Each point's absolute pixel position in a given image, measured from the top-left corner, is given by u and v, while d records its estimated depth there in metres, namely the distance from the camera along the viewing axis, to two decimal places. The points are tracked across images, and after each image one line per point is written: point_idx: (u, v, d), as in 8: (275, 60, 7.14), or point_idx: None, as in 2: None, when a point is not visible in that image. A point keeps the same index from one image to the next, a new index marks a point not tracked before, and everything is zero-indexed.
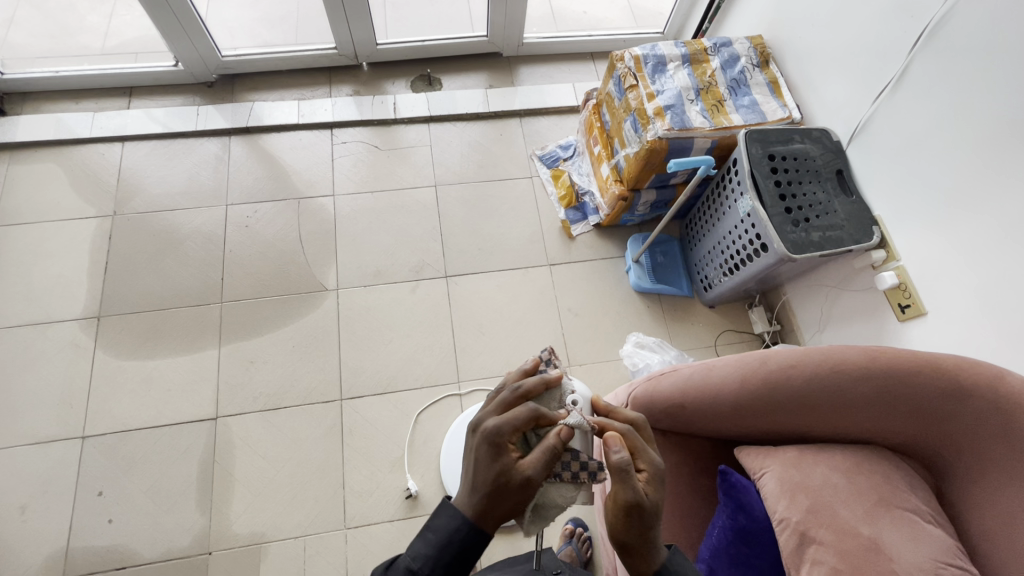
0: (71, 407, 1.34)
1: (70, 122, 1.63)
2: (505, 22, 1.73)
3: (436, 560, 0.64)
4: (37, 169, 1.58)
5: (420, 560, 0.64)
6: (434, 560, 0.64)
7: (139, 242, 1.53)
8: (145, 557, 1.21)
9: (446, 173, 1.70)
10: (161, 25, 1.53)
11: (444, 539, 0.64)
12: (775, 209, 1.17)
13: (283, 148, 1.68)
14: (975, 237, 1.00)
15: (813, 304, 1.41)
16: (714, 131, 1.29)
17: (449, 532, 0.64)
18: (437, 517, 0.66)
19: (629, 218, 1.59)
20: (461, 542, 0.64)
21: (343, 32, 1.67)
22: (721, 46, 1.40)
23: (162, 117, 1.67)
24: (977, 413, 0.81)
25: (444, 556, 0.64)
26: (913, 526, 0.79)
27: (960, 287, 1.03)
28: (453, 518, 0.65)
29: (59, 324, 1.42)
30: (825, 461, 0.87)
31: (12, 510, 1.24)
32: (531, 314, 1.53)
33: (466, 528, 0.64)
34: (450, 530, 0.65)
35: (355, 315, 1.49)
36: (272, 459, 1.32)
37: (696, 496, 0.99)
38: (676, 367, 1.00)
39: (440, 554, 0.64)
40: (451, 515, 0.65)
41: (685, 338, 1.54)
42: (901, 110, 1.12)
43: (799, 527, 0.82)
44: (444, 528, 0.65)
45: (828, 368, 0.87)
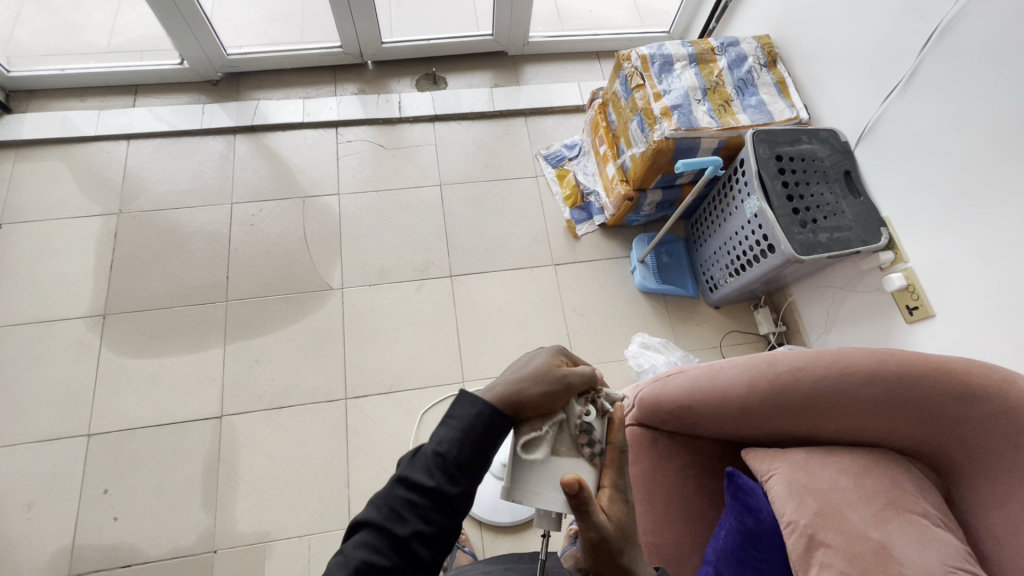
0: (76, 405, 1.34)
1: (76, 120, 1.63)
2: (511, 21, 1.73)
3: (462, 444, 0.64)
4: (43, 167, 1.58)
5: (446, 444, 0.63)
6: (460, 445, 0.63)
7: (144, 240, 1.53)
8: (150, 555, 1.22)
9: (451, 172, 1.69)
10: (167, 23, 1.53)
11: (468, 423, 0.65)
12: (781, 210, 1.17)
13: (288, 147, 1.68)
14: (984, 238, 0.99)
15: (819, 305, 1.41)
16: (722, 131, 1.29)
17: (472, 416, 0.65)
18: (457, 406, 0.66)
19: (635, 218, 1.59)
20: (485, 426, 0.65)
21: (349, 31, 1.67)
22: (728, 46, 1.39)
23: (167, 116, 1.67)
24: (986, 417, 0.81)
25: (471, 439, 0.64)
26: (922, 530, 0.79)
27: (970, 289, 1.03)
28: (472, 404, 0.66)
29: (64, 321, 1.42)
30: (832, 463, 0.87)
31: (18, 507, 1.24)
32: (536, 314, 1.53)
33: (489, 411, 0.66)
34: (472, 414, 0.65)
35: (359, 314, 1.48)
36: (277, 458, 1.32)
37: (703, 499, 0.98)
38: (684, 369, 1.00)
39: (465, 438, 0.64)
40: (471, 400, 0.66)
41: (690, 339, 1.53)
42: (910, 111, 1.11)
43: (807, 530, 0.81)
44: (465, 415, 0.65)
45: (837, 371, 0.87)
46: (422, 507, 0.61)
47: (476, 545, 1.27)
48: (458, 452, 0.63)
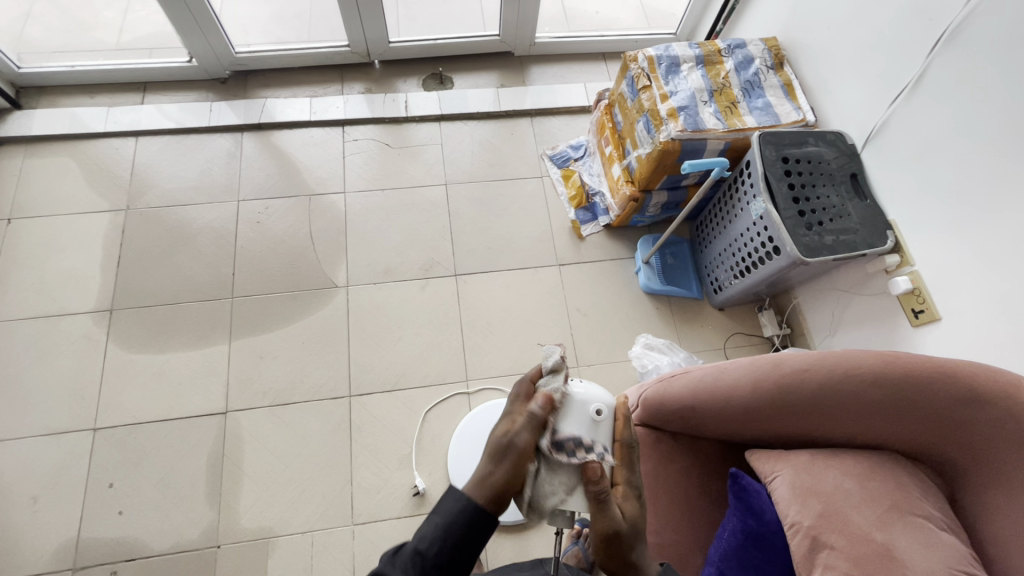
0: (82, 399, 1.35)
1: (85, 117, 1.64)
2: (518, 22, 1.73)
3: (443, 541, 0.61)
4: (52, 163, 1.59)
5: (428, 542, 0.61)
6: (440, 543, 0.61)
7: (151, 236, 1.54)
8: (154, 549, 1.22)
9: (457, 171, 1.70)
10: (176, 21, 1.54)
11: (449, 522, 0.62)
12: (787, 212, 1.17)
13: (295, 145, 1.69)
14: (991, 242, 0.99)
15: (824, 308, 1.40)
16: (728, 133, 1.29)
17: (454, 514, 0.62)
18: (443, 501, 0.63)
19: (640, 219, 1.59)
20: (468, 523, 0.62)
21: (356, 30, 1.68)
22: (735, 48, 1.39)
23: (175, 113, 1.68)
24: (992, 421, 0.81)
25: (452, 538, 0.61)
26: (926, 533, 0.78)
27: (976, 293, 1.03)
28: (453, 500, 0.63)
29: (72, 316, 1.43)
30: (837, 465, 0.87)
31: (23, 500, 1.25)
32: (540, 313, 1.53)
33: (470, 509, 0.62)
34: (455, 511, 0.62)
35: (364, 312, 1.49)
36: (281, 454, 1.32)
37: (706, 499, 0.98)
38: (688, 370, 1.00)
39: (447, 536, 0.61)
40: (455, 495, 0.63)
41: (695, 340, 1.53)
42: (917, 114, 1.11)
43: (811, 531, 0.81)
44: (449, 510, 0.62)
45: (842, 372, 0.87)
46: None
47: None
48: (438, 551, 0.61)
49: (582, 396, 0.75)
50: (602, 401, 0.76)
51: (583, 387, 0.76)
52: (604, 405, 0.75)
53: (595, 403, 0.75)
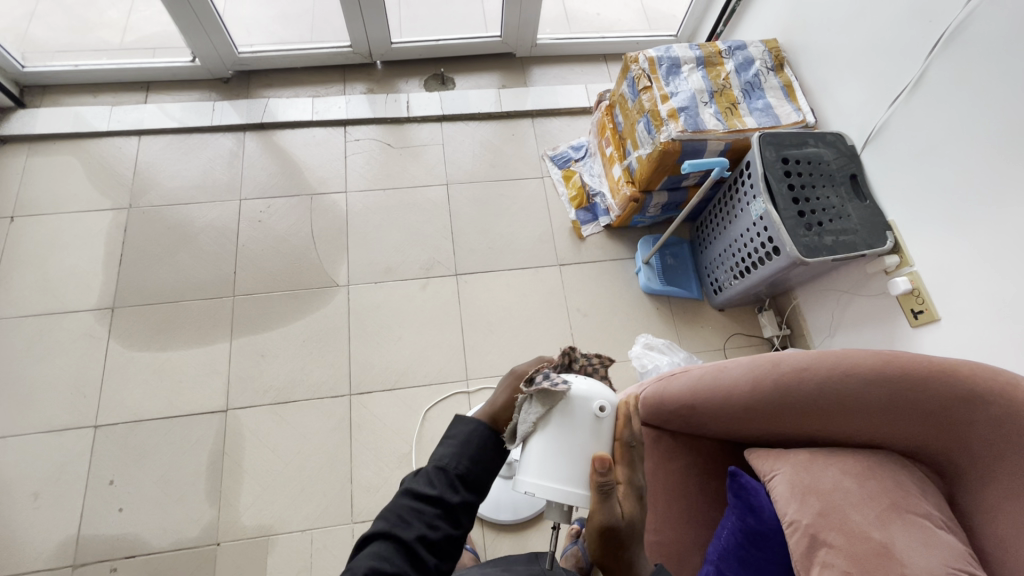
0: (84, 397, 1.35)
1: (88, 116, 1.65)
2: (519, 23, 1.74)
3: (462, 456, 0.69)
4: (56, 162, 1.60)
5: (447, 459, 0.68)
6: (460, 457, 0.69)
7: (154, 234, 1.54)
8: (154, 546, 1.22)
9: (458, 171, 1.70)
10: (180, 21, 1.55)
11: (466, 440, 0.70)
12: (787, 213, 1.17)
13: (297, 145, 1.69)
14: (990, 242, 0.99)
15: (824, 309, 1.41)
16: (728, 134, 1.29)
17: (470, 433, 0.70)
18: (454, 427, 0.71)
19: (640, 219, 1.59)
20: (482, 439, 0.70)
21: (358, 31, 1.69)
22: (736, 49, 1.40)
23: (178, 112, 1.69)
24: (991, 420, 0.81)
25: (470, 451, 0.69)
26: (925, 531, 0.79)
27: (976, 293, 1.03)
28: (468, 423, 0.71)
29: (73, 314, 1.43)
30: (836, 464, 0.87)
31: (24, 497, 1.25)
32: (540, 313, 1.54)
33: (483, 428, 0.71)
34: (469, 431, 0.71)
35: (365, 311, 1.49)
36: (281, 452, 1.33)
37: (705, 498, 0.98)
38: (687, 368, 1.01)
39: (465, 451, 0.69)
40: (468, 420, 0.72)
41: (695, 341, 1.54)
42: (917, 114, 1.11)
43: (809, 530, 0.82)
44: (463, 431, 0.71)
45: (841, 371, 0.87)
46: (427, 513, 0.64)
47: (478, 542, 1.27)
48: (459, 464, 0.68)
49: (585, 391, 0.75)
50: (605, 397, 0.75)
51: (586, 383, 0.76)
52: (608, 402, 0.75)
53: (598, 400, 0.74)
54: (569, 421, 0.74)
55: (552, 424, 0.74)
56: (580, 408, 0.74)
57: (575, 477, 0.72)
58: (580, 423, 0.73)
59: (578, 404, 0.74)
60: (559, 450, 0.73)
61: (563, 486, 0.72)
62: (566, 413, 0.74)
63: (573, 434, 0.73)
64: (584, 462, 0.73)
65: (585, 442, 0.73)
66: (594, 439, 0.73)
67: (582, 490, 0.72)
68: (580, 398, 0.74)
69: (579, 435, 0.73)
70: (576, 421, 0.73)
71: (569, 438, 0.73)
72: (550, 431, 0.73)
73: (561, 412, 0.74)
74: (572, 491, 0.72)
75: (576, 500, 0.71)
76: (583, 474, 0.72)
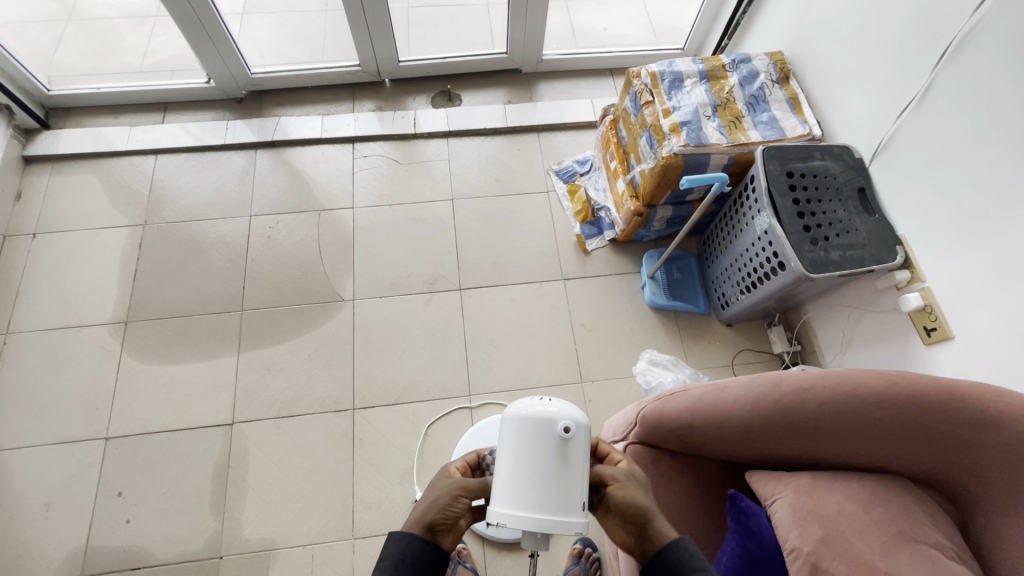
0: (96, 409, 1.39)
1: (109, 135, 1.72)
2: (525, 39, 1.76)
3: None
4: (78, 181, 1.66)
5: None
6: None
7: (167, 250, 1.59)
8: (159, 558, 1.24)
9: (464, 186, 1.72)
10: (195, 44, 1.60)
11: (398, 563, 0.66)
12: (793, 228, 1.15)
13: (306, 162, 1.73)
14: (1004, 256, 0.96)
15: (834, 325, 1.37)
16: (731, 147, 1.28)
17: (403, 553, 0.67)
18: (386, 546, 0.68)
19: (645, 233, 1.58)
20: (416, 557, 0.67)
21: (367, 50, 1.72)
22: (739, 62, 1.39)
23: (194, 131, 1.75)
24: (1003, 445, 0.78)
25: (403, 572, 0.66)
26: (933, 562, 0.75)
27: (990, 311, 0.99)
28: (398, 542, 0.68)
29: (88, 328, 1.47)
30: (840, 489, 0.83)
31: (36, 507, 1.28)
32: (544, 328, 1.53)
33: (416, 541, 0.68)
34: (401, 549, 0.67)
35: (369, 325, 1.51)
36: (284, 466, 1.34)
37: (706, 521, 0.95)
38: (687, 387, 0.98)
39: (398, 573, 0.66)
40: (399, 536, 0.68)
41: (702, 357, 1.51)
42: (926, 126, 1.08)
43: (811, 558, 0.78)
44: (393, 551, 0.67)
45: (843, 393, 0.84)
46: None
47: (479, 562, 1.26)
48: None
49: (553, 413, 0.74)
50: (573, 419, 0.74)
51: (557, 406, 0.75)
52: (574, 423, 0.73)
53: (563, 421, 0.72)
54: (535, 445, 0.73)
55: (518, 450, 0.73)
56: (547, 429, 0.73)
57: (544, 501, 0.70)
58: (542, 445, 0.72)
59: (544, 425, 0.73)
60: (526, 475, 0.71)
61: (532, 513, 0.69)
62: (534, 437, 0.73)
63: (538, 457, 0.72)
64: (554, 487, 0.70)
65: (553, 465, 0.71)
66: (561, 462, 0.71)
67: (553, 515, 0.69)
68: (542, 419, 0.73)
69: (546, 458, 0.71)
70: (542, 443, 0.72)
71: (535, 462, 0.72)
72: (517, 457, 0.73)
73: (526, 436, 0.73)
74: (542, 517, 0.69)
75: (547, 527, 0.69)
76: (553, 499, 0.70)
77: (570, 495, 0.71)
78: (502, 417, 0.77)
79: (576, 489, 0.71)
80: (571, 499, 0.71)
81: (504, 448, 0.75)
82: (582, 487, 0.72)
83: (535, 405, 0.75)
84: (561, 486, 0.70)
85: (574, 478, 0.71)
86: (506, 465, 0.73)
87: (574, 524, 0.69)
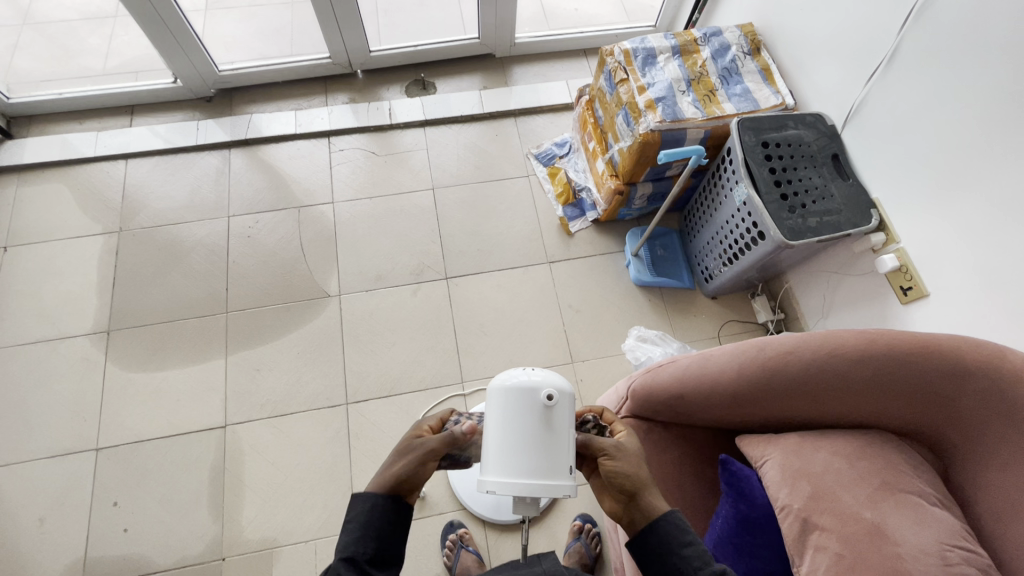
0: (84, 420, 1.37)
1: (76, 142, 1.67)
2: (496, 23, 1.74)
3: (368, 538, 0.67)
4: (46, 190, 1.62)
5: (352, 545, 0.65)
6: (364, 541, 0.66)
7: (145, 255, 1.56)
8: (159, 564, 1.24)
9: (443, 174, 1.71)
10: (159, 42, 1.56)
11: (365, 521, 0.67)
12: (770, 196, 1.17)
13: (282, 159, 1.70)
14: (973, 213, 0.98)
15: (815, 291, 1.40)
16: (707, 121, 1.29)
17: (368, 512, 0.68)
18: (351, 509, 0.68)
19: (627, 212, 1.60)
20: (382, 514, 0.68)
21: (337, 41, 1.69)
22: (711, 36, 1.40)
23: (164, 133, 1.71)
24: (979, 392, 0.81)
25: (373, 531, 0.67)
26: (916, 509, 0.78)
27: (962, 266, 1.02)
28: (363, 503, 0.68)
29: (69, 340, 1.45)
30: (826, 446, 0.86)
31: (30, 522, 1.27)
32: (532, 311, 1.54)
33: (381, 499, 0.69)
34: (367, 508, 0.68)
35: (357, 320, 1.50)
36: (281, 465, 1.34)
37: (700, 488, 0.98)
38: (675, 358, 1.00)
39: (369, 532, 0.67)
40: (363, 497, 0.69)
41: (689, 331, 1.53)
42: (894, 90, 1.10)
43: (801, 514, 0.81)
44: (360, 512, 0.68)
45: (825, 353, 0.86)
46: None
47: (481, 545, 1.27)
48: (366, 548, 0.66)
49: (537, 382, 0.75)
50: (556, 386, 0.75)
51: (541, 374, 0.76)
52: (557, 390, 0.74)
53: (546, 388, 0.73)
54: (521, 414, 0.73)
55: (505, 420, 0.74)
56: (531, 398, 0.74)
57: (533, 467, 0.71)
58: (527, 413, 0.73)
59: (528, 394, 0.74)
60: (514, 444, 0.72)
61: (521, 478, 0.71)
62: (520, 406, 0.74)
63: (524, 425, 0.73)
64: (541, 452, 0.71)
65: (540, 432, 0.72)
66: (547, 428, 0.72)
67: (543, 480, 0.70)
68: (526, 389, 0.74)
69: (532, 425, 0.72)
70: (528, 412, 0.73)
71: (521, 430, 0.73)
72: (504, 427, 0.73)
73: (511, 406, 0.74)
74: (533, 482, 0.70)
75: (537, 491, 0.69)
76: (541, 464, 0.71)
77: (557, 459, 0.72)
78: (489, 391, 0.78)
79: (562, 452, 0.72)
80: (559, 463, 0.72)
81: (493, 421, 0.76)
82: (568, 450, 0.73)
83: (518, 376, 0.76)
84: (548, 450, 0.71)
85: (560, 443, 0.72)
86: (495, 436, 0.74)
87: (563, 486, 0.70)
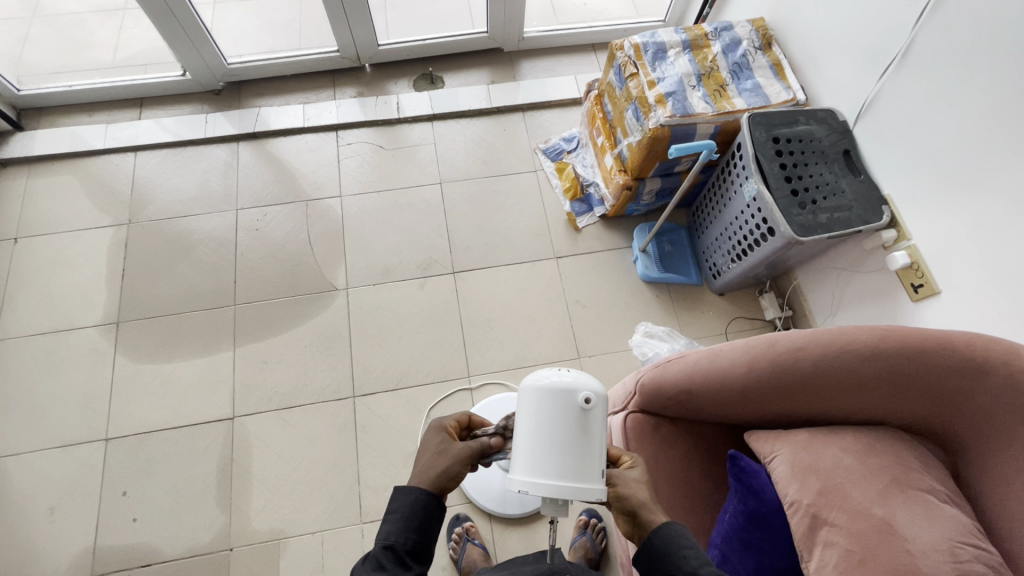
0: (94, 410, 1.38)
1: (84, 135, 1.68)
2: (505, 17, 1.74)
3: (408, 531, 0.68)
4: (55, 182, 1.63)
5: (394, 535, 0.67)
6: (405, 532, 0.68)
7: (154, 248, 1.57)
8: (168, 553, 1.25)
9: (450, 169, 1.71)
10: (168, 35, 1.56)
11: (407, 514, 0.69)
12: (780, 192, 1.16)
13: (290, 152, 1.70)
14: (986, 210, 0.98)
15: (824, 288, 1.39)
16: (717, 116, 1.28)
17: (411, 506, 0.69)
18: (394, 500, 0.70)
19: (635, 208, 1.59)
20: (425, 509, 0.69)
21: (345, 35, 1.69)
22: (722, 31, 1.39)
23: (172, 126, 1.71)
24: (991, 390, 0.80)
25: (415, 523, 0.68)
26: (926, 506, 0.78)
27: (974, 264, 1.01)
28: (405, 497, 0.69)
29: (79, 331, 1.46)
30: (836, 442, 0.86)
31: (41, 511, 1.28)
32: (539, 306, 1.54)
33: (425, 496, 0.70)
34: (410, 502, 0.69)
35: (365, 313, 1.50)
36: (288, 457, 1.34)
37: (708, 483, 0.98)
38: (684, 354, 0.99)
39: (410, 525, 0.68)
40: (407, 491, 0.70)
41: (697, 327, 1.53)
42: (907, 86, 1.10)
43: (810, 509, 0.80)
44: (403, 504, 0.69)
45: (836, 350, 0.86)
46: None
47: (487, 538, 1.28)
48: (406, 539, 0.68)
49: (571, 383, 0.74)
50: (591, 389, 0.74)
51: (575, 376, 0.75)
52: (593, 393, 0.72)
53: (583, 392, 0.72)
54: (554, 415, 0.72)
55: (537, 419, 0.73)
56: (565, 399, 0.73)
57: (564, 468, 0.70)
58: (560, 414, 0.72)
59: (563, 396, 0.73)
60: (545, 446, 0.71)
61: (552, 480, 0.70)
62: (553, 407, 0.73)
63: (556, 426, 0.72)
64: (574, 455, 0.70)
65: (574, 435, 0.71)
66: (581, 431, 0.71)
67: (574, 482, 0.70)
68: (561, 389, 0.73)
69: (566, 427, 0.71)
70: (560, 414, 0.72)
71: (553, 431, 0.72)
72: (536, 427, 0.73)
73: (544, 407, 0.73)
74: (563, 484, 0.70)
75: (568, 494, 0.69)
76: (573, 467, 0.70)
77: (590, 463, 0.71)
78: (520, 389, 0.77)
79: (596, 456, 0.71)
80: (591, 467, 0.70)
81: (523, 420, 0.75)
82: (602, 455, 0.72)
83: (553, 375, 0.75)
84: (581, 453, 0.70)
85: (593, 445, 0.71)
86: (525, 435, 0.73)
87: (596, 491, 0.69)
